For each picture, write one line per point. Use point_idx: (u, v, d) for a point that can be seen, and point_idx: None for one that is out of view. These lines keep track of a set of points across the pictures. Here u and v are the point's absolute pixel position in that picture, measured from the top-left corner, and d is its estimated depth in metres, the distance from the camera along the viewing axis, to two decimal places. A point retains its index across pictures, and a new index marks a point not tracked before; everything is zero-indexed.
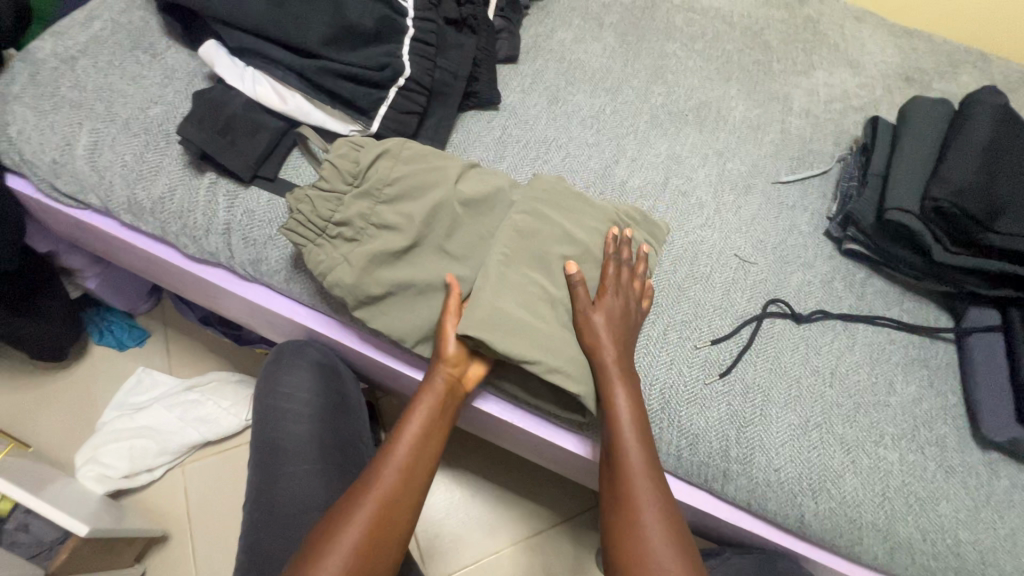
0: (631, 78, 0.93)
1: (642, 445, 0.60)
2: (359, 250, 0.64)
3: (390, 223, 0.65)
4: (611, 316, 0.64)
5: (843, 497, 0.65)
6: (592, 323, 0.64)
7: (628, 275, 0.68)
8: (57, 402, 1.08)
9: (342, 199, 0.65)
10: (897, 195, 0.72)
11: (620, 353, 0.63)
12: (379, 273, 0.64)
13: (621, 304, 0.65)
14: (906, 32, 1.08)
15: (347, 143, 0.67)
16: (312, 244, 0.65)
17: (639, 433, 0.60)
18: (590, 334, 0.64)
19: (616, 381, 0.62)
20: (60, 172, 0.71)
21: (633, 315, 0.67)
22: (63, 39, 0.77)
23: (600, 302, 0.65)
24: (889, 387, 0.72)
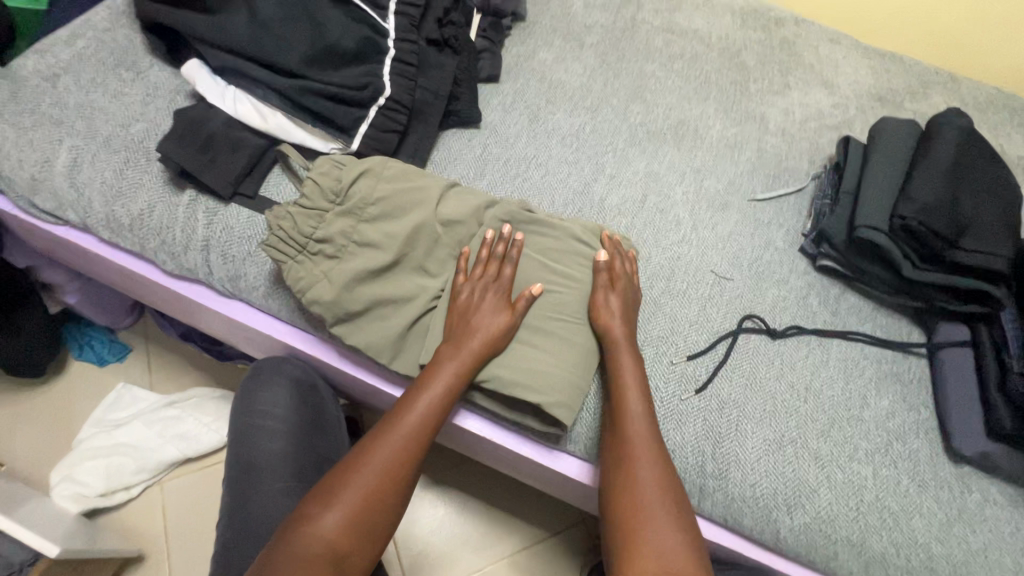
0: (611, 98, 0.95)
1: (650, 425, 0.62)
2: (340, 268, 0.65)
3: (370, 241, 0.66)
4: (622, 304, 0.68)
5: (818, 512, 0.66)
6: (609, 305, 0.67)
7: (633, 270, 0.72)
8: (34, 419, 1.07)
9: (324, 216, 0.65)
10: (866, 213, 0.74)
11: (630, 335, 0.67)
12: (357, 291, 0.65)
13: (633, 294, 0.69)
14: (879, 53, 1.11)
15: (329, 161, 0.67)
16: (292, 260, 0.65)
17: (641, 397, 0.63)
18: (604, 313, 0.67)
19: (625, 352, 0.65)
20: (38, 188, 0.71)
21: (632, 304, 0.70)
22: (46, 56, 0.77)
23: (613, 287, 0.68)
24: (862, 402, 0.73)
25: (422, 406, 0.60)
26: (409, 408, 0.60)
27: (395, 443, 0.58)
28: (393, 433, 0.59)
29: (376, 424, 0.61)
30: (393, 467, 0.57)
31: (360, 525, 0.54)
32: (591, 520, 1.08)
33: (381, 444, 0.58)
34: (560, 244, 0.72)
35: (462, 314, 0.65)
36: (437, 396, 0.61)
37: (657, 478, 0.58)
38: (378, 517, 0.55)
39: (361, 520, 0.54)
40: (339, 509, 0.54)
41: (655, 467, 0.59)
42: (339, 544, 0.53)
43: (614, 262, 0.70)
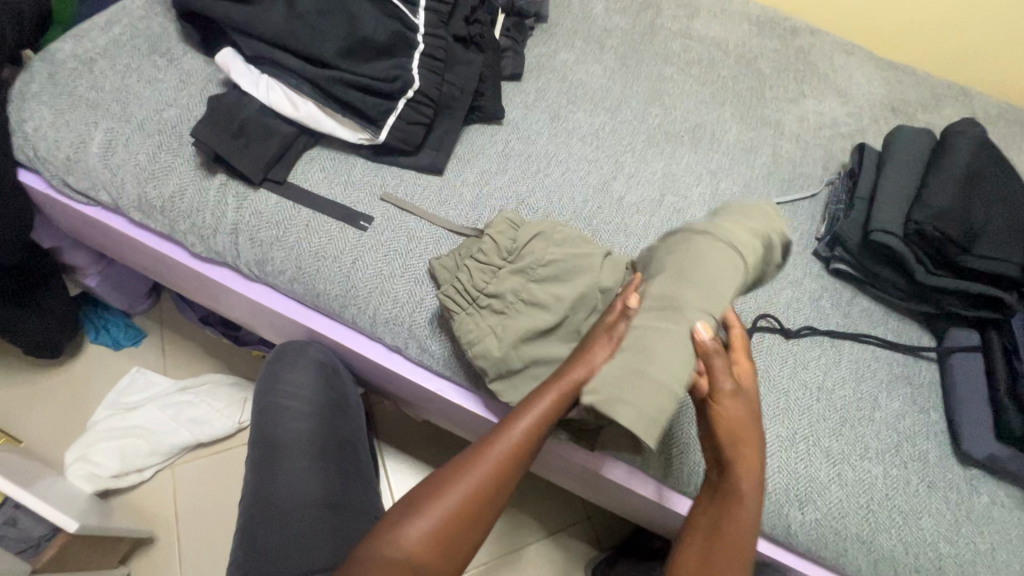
0: (630, 99, 0.97)
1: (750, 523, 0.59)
2: (509, 325, 0.65)
3: (538, 301, 0.65)
4: (750, 398, 0.60)
5: (829, 508, 0.67)
6: (738, 412, 0.59)
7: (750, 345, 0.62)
8: (50, 399, 1.08)
9: (497, 273, 0.66)
10: (880, 217, 0.76)
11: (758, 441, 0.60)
12: (522, 347, 0.65)
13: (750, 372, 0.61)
14: (892, 65, 1.13)
15: (506, 220, 0.70)
16: (461, 311, 0.66)
17: (751, 474, 0.59)
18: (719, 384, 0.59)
19: (744, 441, 0.59)
20: (73, 169, 0.73)
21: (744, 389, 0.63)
22: (83, 41, 0.79)
23: (739, 381, 0.60)
24: (874, 403, 0.74)
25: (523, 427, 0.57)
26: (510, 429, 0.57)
27: (486, 466, 0.56)
28: (486, 456, 0.57)
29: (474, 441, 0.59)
30: (483, 491, 0.56)
31: (445, 540, 0.54)
32: (597, 517, 1.09)
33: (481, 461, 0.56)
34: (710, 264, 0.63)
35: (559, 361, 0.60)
36: (540, 420, 0.57)
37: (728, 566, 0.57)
38: (460, 537, 0.55)
39: (448, 535, 0.54)
40: (427, 519, 0.54)
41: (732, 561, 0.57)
42: (418, 556, 0.53)
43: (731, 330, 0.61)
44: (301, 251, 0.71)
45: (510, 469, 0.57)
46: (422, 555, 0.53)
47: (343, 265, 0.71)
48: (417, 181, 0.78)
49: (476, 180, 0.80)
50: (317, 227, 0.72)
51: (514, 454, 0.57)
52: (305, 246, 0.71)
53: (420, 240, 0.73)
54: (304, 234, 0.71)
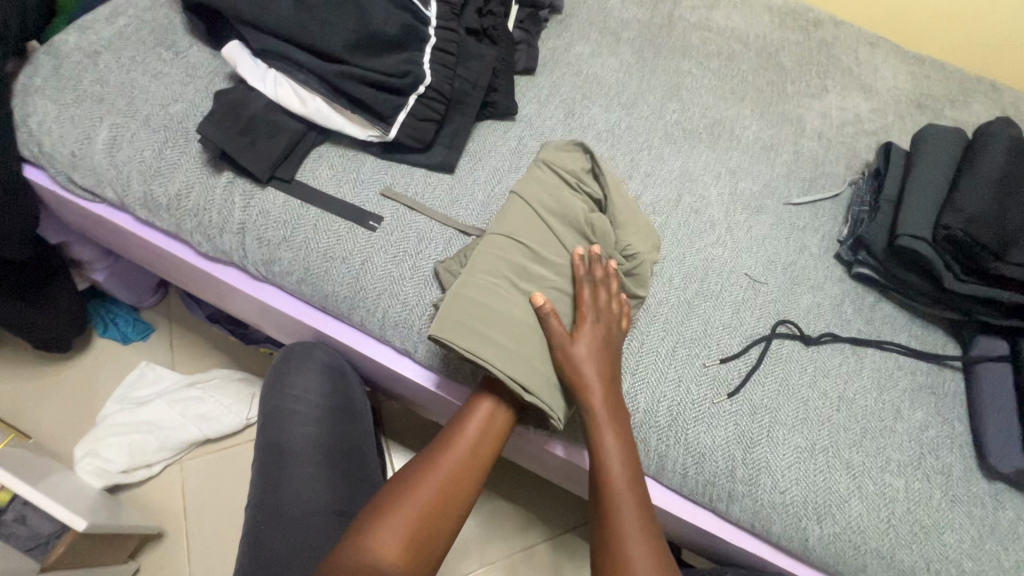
0: (646, 95, 0.94)
1: (633, 489, 0.60)
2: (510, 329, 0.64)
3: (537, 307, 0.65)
4: (594, 345, 0.64)
5: (848, 522, 0.65)
6: (578, 364, 0.62)
7: (605, 296, 0.67)
8: (59, 392, 1.08)
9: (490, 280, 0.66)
10: (908, 222, 0.73)
11: (606, 394, 0.62)
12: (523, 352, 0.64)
13: (601, 332, 0.65)
14: (920, 59, 1.09)
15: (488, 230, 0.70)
16: None
17: (621, 444, 0.61)
18: (573, 362, 0.63)
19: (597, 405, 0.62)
20: (78, 165, 0.72)
21: (614, 337, 0.66)
22: (88, 33, 0.77)
23: (580, 330, 0.64)
24: (896, 413, 0.72)
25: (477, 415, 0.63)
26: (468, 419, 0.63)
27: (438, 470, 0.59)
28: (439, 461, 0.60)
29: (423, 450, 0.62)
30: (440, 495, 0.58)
31: (413, 549, 0.55)
32: None
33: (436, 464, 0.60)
34: (582, 222, 0.71)
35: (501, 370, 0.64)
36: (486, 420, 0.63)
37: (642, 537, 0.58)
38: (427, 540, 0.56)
39: (421, 538, 0.56)
40: (388, 527, 0.55)
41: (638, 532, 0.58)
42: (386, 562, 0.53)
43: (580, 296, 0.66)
44: (310, 251, 0.69)
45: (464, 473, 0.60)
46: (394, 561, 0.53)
47: (352, 266, 0.69)
48: (427, 179, 0.76)
49: (487, 179, 0.78)
50: (325, 227, 0.70)
51: (461, 463, 0.60)
52: (313, 246, 0.69)
53: (431, 241, 0.71)
54: (312, 234, 0.70)
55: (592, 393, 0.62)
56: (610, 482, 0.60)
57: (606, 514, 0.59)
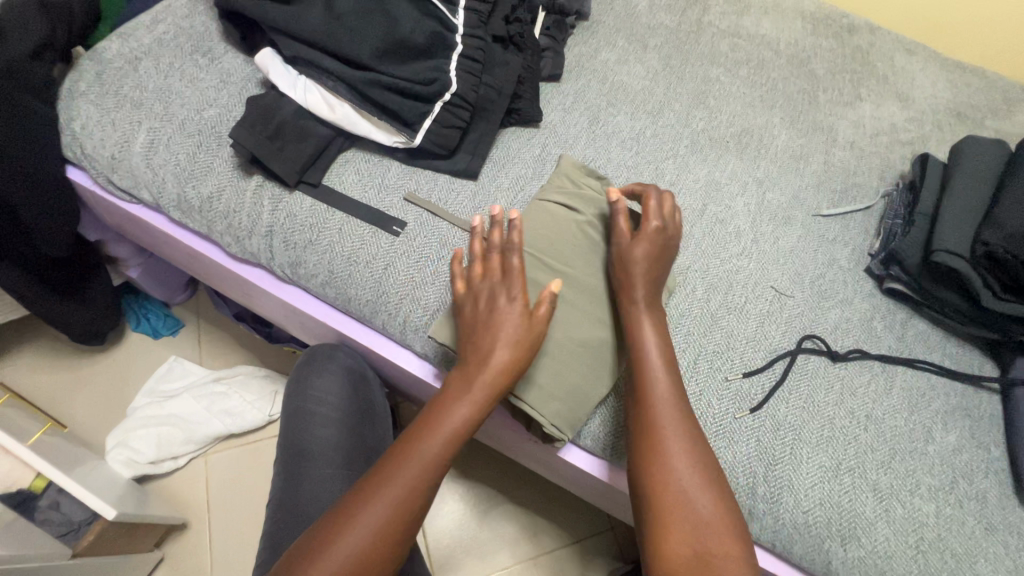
0: (673, 102, 0.93)
1: (677, 402, 0.60)
2: None
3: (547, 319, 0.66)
4: (651, 245, 0.67)
5: (874, 547, 0.63)
6: (635, 260, 0.66)
7: (667, 206, 0.70)
8: (93, 384, 1.12)
9: None
10: (944, 237, 0.70)
11: (651, 291, 0.65)
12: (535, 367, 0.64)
13: (661, 238, 0.67)
14: (960, 66, 1.05)
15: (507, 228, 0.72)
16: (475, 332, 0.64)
17: (664, 362, 0.62)
18: (627, 262, 0.66)
19: (644, 312, 0.64)
20: (117, 167, 0.74)
21: (670, 242, 0.69)
22: (129, 40, 0.81)
23: (639, 233, 0.67)
24: (927, 436, 0.69)
25: (499, 330, 0.59)
26: (488, 322, 0.60)
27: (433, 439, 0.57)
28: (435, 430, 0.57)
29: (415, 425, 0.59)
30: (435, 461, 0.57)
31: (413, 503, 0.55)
32: (621, 528, 1.07)
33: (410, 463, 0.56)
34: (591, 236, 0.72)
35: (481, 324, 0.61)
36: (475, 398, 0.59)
37: (686, 447, 0.58)
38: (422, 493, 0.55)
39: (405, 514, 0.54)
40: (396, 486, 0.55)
41: (683, 448, 0.58)
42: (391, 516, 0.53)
43: (645, 207, 0.69)
44: (334, 255, 0.71)
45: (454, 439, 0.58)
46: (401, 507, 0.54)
47: (375, 271, 0.70)
48: (451, 185, 0.77)
49: (510, 186, 0.78)
50: (350, 231, 0.71)
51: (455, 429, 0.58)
52: (338, 250, 0.71)
53: (453, 247, 0.72)
54: (337, 238, 0.71)
55: (637, 297, 0.65)
56: (653, 397, 0.60)
57: (648, 428, 0.59)
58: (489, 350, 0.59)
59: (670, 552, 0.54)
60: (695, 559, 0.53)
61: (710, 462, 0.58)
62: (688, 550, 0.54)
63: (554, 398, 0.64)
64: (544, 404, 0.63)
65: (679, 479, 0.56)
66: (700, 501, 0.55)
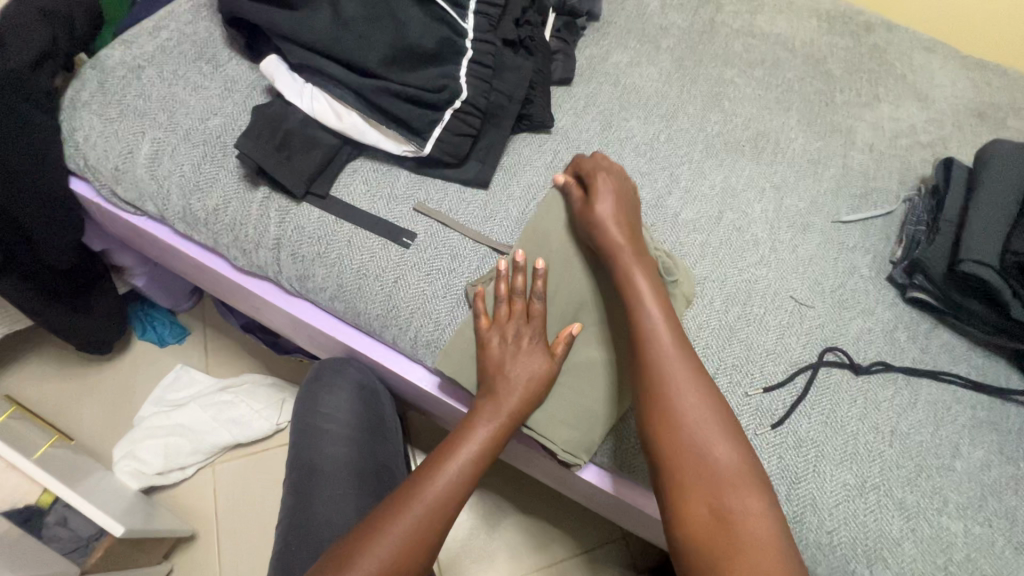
0: (686, 105, 0.91)
1: (676, 347, 0.59)
2: None
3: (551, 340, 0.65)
4: (618, 205, 0.66)
5: (901, 568, 0.61)
6: (604, 216, 0.64)
7: (606, 162, 0.70)
8: (99, 393, 1.11)
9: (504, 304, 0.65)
10: (972, 246, 0.68)
11: (630, 241, 0.64)
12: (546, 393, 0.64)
13: (618, 186, 0.67)
14: (981, 64, 1.02)
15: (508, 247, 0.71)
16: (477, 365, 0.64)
17: (659, 307, 0.61)
18: (597, 226, 0.65)
19: (629, 263, 0.63)
20: (121, 179, 0.73)
21: (626, 190, 0.68)
22: (132, 47, 0.79)
23: (596, 194, 0.66)
24: (954, 451, 0.67)
25: (521, 376, 0.61)
26: (510, 365, 0.61)
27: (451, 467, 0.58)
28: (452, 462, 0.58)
29: (432, 453, 0.60)
30: (454, 486, 0.57)
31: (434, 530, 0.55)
32: (634, 537, 1.06)
33: (429, 485, 0.57)
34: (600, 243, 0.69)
35: (496, 364, 0.62)
36: (491, 430, 0.60)
37: (691, 392, 0.57)
38: (442, 518, 0.55)
39: (427, 539, 0.54)
40: (416, 511, 0.55)
41: (688, 393, 0.57)
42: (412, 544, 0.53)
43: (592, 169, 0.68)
44: (343, 268, 0.69)
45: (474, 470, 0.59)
46: (421, 530, 0.54)
47: (385, 284, 0.68)
48: (461, 195, 0.75)
49: (522, 195, 0.76)
50: (359, 244, 0.70)
51: (473, 461, 0.59)
52: (346, 264, 0.69)
53: (464, 259, 0.70)
54: (346, 251, 0.69)
55: (618, 250, 0.63)
56: (650, 344, 0.59)
57: (650, 378, 0.58)
58: (510, 393, 0.61)
59: (687, 501, 0.52)
60: (714, 506, 0.51)
61: (718, 404, 0.57)
62: (705, 497, 0.52)
63: (565, 424, 0.63)
64: (555, 432, 0.63)
65: (688, 430, 0.55)
66: (714, 446, 0.54)
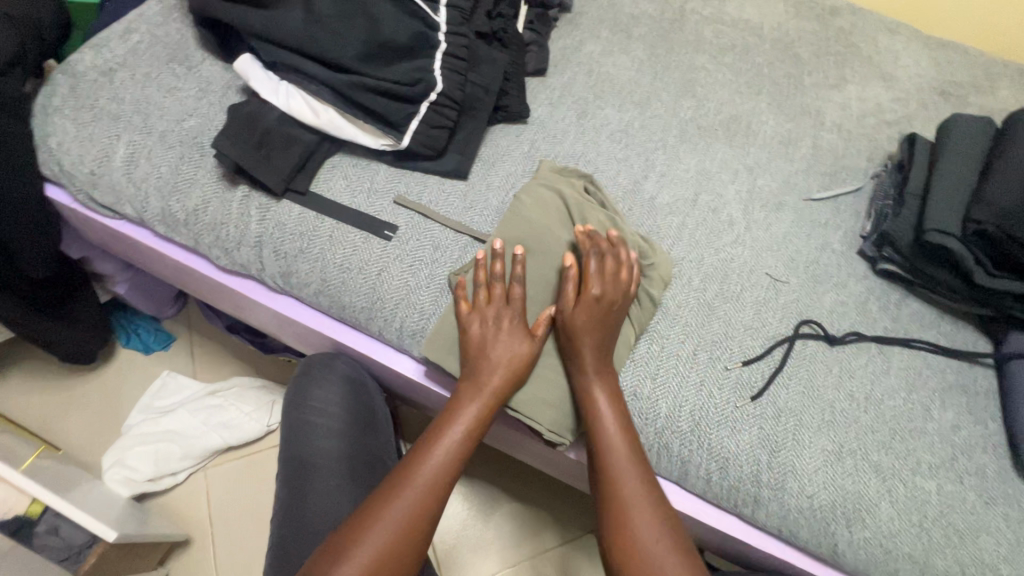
0: (660, 92, 0.92)
1: (628, 448, 0.60)
2: None
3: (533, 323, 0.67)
4: (594, 315, 0.63)
5: (879, 527, 0.63)
6: (578, 322, 0.63)
7: (608, 259, 0.66)
8: (85, 404, 1.10)
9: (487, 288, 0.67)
10: (935, 217, 0.71)
11: (597, 347, 0.63)
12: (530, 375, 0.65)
13: (605, 293, 0.64)
14: (941, 44, 1.06)
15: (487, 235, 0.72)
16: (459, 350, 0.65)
17: (613, 409, 0.62)
18: (567, 333, 0.64)
19: (588, 373, 0.63)
20: (97, 183, 0.72)
21: (617, 300, 0.65)
22: (103, 51, 0.78)
23: (581, 295, 0.64)
24: (926, 414, 0.70)
25: (503, 354, 0.62)
26: (491, 346, 0.62)
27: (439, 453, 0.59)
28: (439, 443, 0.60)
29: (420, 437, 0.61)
30: (442, 469, 0.58)
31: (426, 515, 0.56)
32: None
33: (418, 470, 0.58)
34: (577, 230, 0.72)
35: (478, 347, 0.63)
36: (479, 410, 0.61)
37: (642, 498, 0.58)
38: (433, 500, 0.57)
39: (419, 523, 0.55)
40: (406, 496, 0.56)
41: (639, 499, 0.58)
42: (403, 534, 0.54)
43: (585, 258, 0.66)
44: (326, 263, 0.70)
45: (460, 449, 0.60)
46: (413, 518, 0.55)
47: (369, 277, 0.69)
48: (441, 186, 0.76)
49: (502, 184, 0.77)
50: (341, 238, 0.70)
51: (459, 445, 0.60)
52: (329, 258, 0.70)
53: (446, 250, 0.71)
54: (328, 246, 0.70)
55: (582, 356, 0.63)
56: (604, 442, 0.61)
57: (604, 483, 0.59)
58: (492, 373, 0.62)
59: None
60: None
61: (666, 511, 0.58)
62: None
63: (551, 405, 0.65)
64: (540, 412, 0.64)
65: (632, 534, 0.57)
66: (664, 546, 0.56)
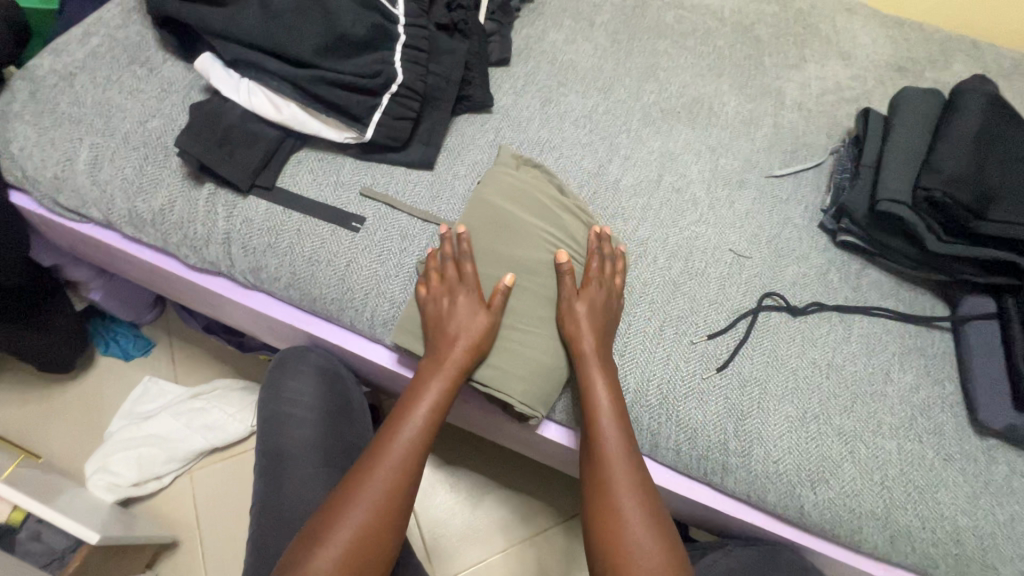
0: (623, 78, 0.94)
1: (619, 430, 0.62)
2: None
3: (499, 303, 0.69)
4: (593, 308, 0.67)
5: (842, 487, 0.66)
6: (579, 311, 0.66)
7: (610, 269, 0.70)
8: (65, 413, 1.10)
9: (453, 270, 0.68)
10: (886, 186, 0.73)
11: (599, 337, 0.66)
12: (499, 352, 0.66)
13: (603, 295, 0.68)
14: (897, 22, 1.08)
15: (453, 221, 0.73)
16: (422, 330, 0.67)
17: (610, 392, 0.64)
18: (571, 324, 0.66)
19: (590, 359, 0.64)
20: (61, 187, 0.73)
21: (614, 302, 0.69)
22: (62, 55, 0.78)
23: (584, 290, 0.68)
24: (886, 377, 0.72)
25: (460, 329, 0.64)
26: (447, 321, 0.64)
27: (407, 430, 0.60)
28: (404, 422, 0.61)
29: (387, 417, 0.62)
30: (410, 447, 0.59)
31: (400, 494, 0.57)
32: None
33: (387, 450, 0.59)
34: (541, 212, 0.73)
35: (435, 323, 0.65)
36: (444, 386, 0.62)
37: (628, 480, 0.60)
38: (405, 479, 0.58)
39: (392, 501, 0.56)
40: (377, 476, 0.57)
41: (624, 480, 0.60)
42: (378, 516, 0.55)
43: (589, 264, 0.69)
44: (295, 256, 0.70)
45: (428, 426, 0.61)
46: (386, 499, 0.56)
47: (338, 269, 0.70)
48: (407, 177, 0.77)
49: (468, 173, 0.79)
50: (309, 231, 0.71)
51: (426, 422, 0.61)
52: (297, 252, 0.70)
53: (414, 238, 0.72)
54: (296, 239, 0.71)
55: (583, 344, 0.65)
56: (597, 423, 0.63)
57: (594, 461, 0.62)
58: (450, 346, 0.63)
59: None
60: None
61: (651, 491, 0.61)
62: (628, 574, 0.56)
63: (522, 380, 0.65)
64: (511, 386, 0.65)
65: (620, 516, 0.59)
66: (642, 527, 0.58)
